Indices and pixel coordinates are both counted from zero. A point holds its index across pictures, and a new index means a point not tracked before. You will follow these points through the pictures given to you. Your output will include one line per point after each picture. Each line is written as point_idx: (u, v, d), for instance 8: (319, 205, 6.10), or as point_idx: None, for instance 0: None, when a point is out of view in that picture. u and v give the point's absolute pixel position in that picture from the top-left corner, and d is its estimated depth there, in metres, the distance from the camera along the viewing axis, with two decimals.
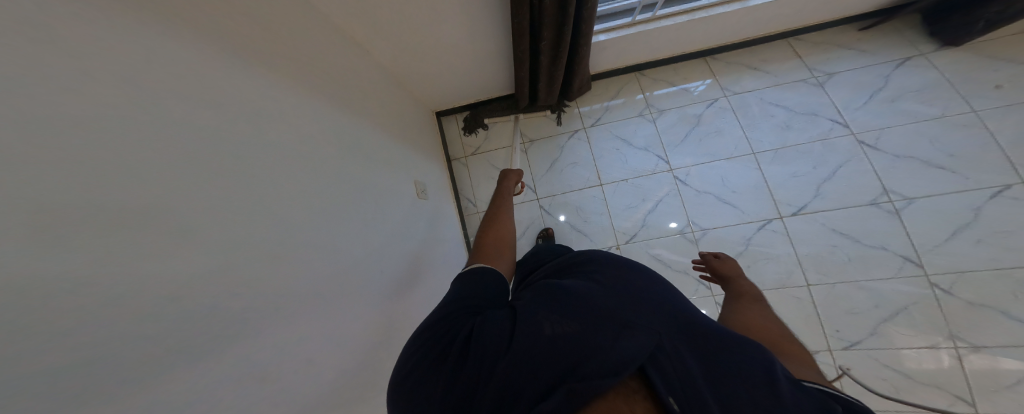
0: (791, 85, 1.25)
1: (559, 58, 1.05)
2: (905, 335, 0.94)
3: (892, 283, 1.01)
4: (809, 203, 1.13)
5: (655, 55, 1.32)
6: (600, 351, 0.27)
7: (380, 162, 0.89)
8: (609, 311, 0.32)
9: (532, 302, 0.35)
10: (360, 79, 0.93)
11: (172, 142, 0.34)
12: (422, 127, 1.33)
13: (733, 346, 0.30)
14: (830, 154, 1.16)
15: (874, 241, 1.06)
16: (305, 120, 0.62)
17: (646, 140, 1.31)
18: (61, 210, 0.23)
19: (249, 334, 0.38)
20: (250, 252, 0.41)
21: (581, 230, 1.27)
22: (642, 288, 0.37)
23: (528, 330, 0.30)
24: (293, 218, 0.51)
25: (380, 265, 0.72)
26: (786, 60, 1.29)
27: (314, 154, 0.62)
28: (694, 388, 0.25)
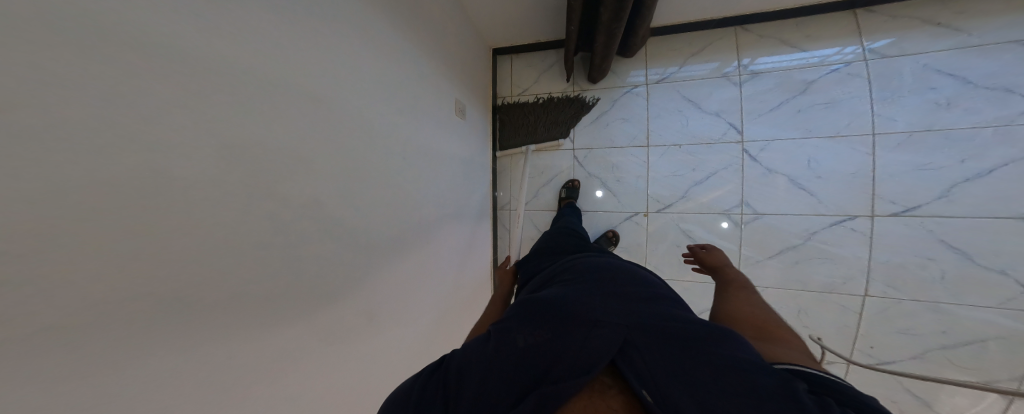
0: (990, 50, 0.86)
1: (622, 13, 0.85)
2: (955, 367, 0.87)
3: (985, 312, 0.86)
4: (924, 204, 0.91)
5: (776, 1, 0.99)
6: (572, 357, 0.41)
7: (444, 119, 0.96)
8: (575, 324, 0.46)
9: (512, 327, 0.48)
10: (433, 30, 0.92)
11: (306, 152, 0.45)
12: (477, 68, 1.27)
13: (677, 341, 0.41)
14: (997, 147, 0.85)
15: (992, 262, 0.86)
16: (397, 91, 0.70)
17: (721, 104, 1.09)
18: (254, 225, 0.36)
19: (366, 262, 0.56)
20: (364, 219, 0.57)
21: (611, 189, 1.25)
22: (602, 301, 0.51)
23: (513, 348, 0.43)
24: (387, 173, 0.64)
25: (437, 219, 0.87)
26: (1002, 13, 0.86)
27: (402, 119, 0.71)
28: (638, 378, 0.37)
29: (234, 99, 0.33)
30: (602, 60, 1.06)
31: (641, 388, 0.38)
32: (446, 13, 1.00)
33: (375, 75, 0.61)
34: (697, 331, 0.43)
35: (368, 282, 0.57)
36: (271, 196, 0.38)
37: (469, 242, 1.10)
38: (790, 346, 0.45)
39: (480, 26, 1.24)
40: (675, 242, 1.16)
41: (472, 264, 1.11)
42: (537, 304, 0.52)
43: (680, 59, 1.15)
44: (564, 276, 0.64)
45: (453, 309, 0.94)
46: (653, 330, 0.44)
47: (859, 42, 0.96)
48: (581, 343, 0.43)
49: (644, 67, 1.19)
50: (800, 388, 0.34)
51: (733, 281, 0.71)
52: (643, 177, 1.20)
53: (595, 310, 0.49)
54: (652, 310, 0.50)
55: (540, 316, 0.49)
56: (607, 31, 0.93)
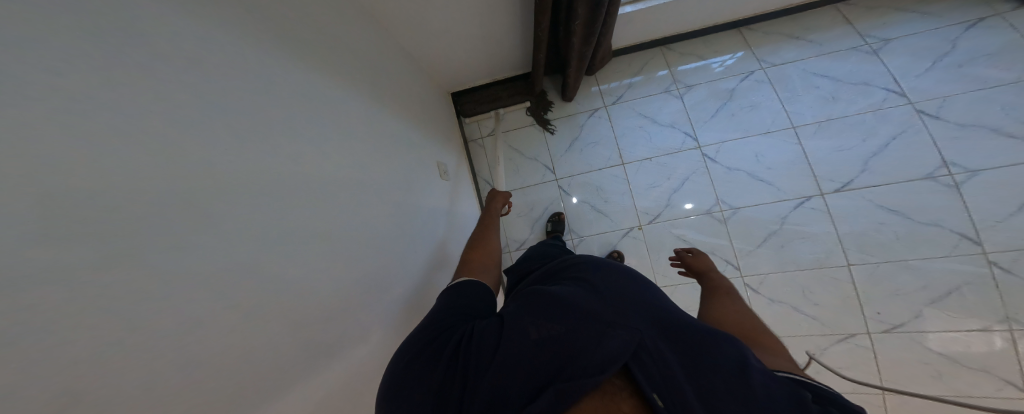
0: (840, 55, 1.17)
1: (592, 36, 1.02)
2: (953, 317, 0.91)
3: (944, 261, 0.95)
4: (855, 177, 1.06)
5: (683, 27, 1.26)
6: (585, 355, 0.33)
7: (404, 146, 0.92)
8: (595, 315, 0.39)
9: (521, 319, 0.41)
10: (387, 71, 0.96)
11: (231, 136, 0.37)
12: (441, 112, 1.33)
13: (706, 341, 0.36)
14: (882, 125, 1.08)
15: (927, 217, 0.99)
16: (338, 106, 0.66)
17: (672, 117, 1.26)
18: (147, 202, 0.26)
19: (301, 296, 0.43)
20: (303, 232, 0.45)
21: (600, 210, 1.26)
22: (623, 294, 0.45)
23: (516, 344, 0.37)
24: (334, 192, 0.55)
25: (407, 249, 0.76)
26: (833, 27, 1.21)
27: (350, 139, 0.66)
28: (676, 383, 0.30)
29: (98, 31, 0.25)
30: (575, 80, 1.23)
31: (652, 392, 0.30)
32: (400, 60, 1.07)
33: (314, 93, 0.59)
34: (721, 338, 0.36)
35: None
36: (167, 179, 0.28)
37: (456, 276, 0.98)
38: (775, 353, 0.42)
39: (439, 78, 1.36)
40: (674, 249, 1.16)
41: None
42: (544, 297, 0.44)
43: (625, 82, 1.34)
44: (574, 271, 0.55)
45: None
46: (670, 338, 0.37)
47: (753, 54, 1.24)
48: (594, 342, 0.35)
49: (599, 87, 1.36)
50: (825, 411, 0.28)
51: (718, 287, 0.68)
52: (627, 194, 1.25)
53: (613, 308, 0.41)
54: (668, 313, 0.42)
55: (552, 310, 0.41)
56: (579, 54, 1.10)
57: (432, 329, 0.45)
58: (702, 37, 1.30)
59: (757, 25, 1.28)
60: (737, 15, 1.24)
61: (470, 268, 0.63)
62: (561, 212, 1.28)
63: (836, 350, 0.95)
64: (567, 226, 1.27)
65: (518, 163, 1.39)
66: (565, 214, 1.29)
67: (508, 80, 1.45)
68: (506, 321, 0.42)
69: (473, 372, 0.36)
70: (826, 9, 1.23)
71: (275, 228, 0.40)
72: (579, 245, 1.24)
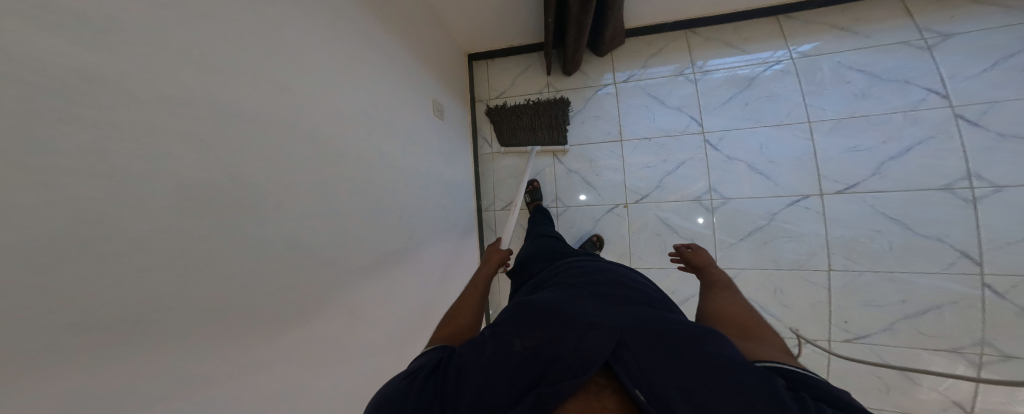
0: (886, 48, 1.03)
1: (589, 4, 0.95)
2: (925, 336, 0.89)
3: (932, 278, 0.91)
4: (863, 181, 0.99)
5: (714, 8, 1.14)
6: (568, 356, 0.36)
7: (411, 100, 0.93)
8: (574, 317, 0.42)
9: (504, 328, 0.43)
10: (404, 20, 0.94)
11: (262, 74, 0.41)
12: (451, 69, 1.31)
13: (676, 333, 0.39)
14: (909, 128, 0.98)
15: (930, 231, 0.92)
16: (357, 56, 0.67)
17: (682, 100, 1.18)
18: (191, 124, 0.31)
19: (313, 226, 0.48)
20: (314, 169, 0.49)
21: (590, 183, 1.26)
22: (602, 299, 0.48)
23: (507, 352, 0.38)
24: (344, 129, 0.58)
25: (408, 202, 0.80)
26: (886, 18, 1.05)
27: (368, 88, 0.69)
28: (648, 375, 0.33)
29: None
30: (575, 52, 1.16)
31: (633, 387, 0.33)
32: (420, 10, 1.03)
33: (331, 36, 0.59)
34: (692, 329, 0.39)
35: (313, 235, 0.48)
36: (207, 99, 0.32)
37: (444, 234, 1.03)
38: (765, 342, 0.44)
39: (453, 33, 1.31)
40: (655, 231, 1.16)
41: (449, 269, 1.03)
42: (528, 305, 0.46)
43: (641, 61, 1.25)
44: (560, 281, 0.58)
45: (427, 305, 0.85)
46: (644, 328, 0.40)
47: (786, 47, 1.12)
48: (575, 345, 0.37)
49: (613, 71, 1.28)
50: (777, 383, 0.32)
51: (713, 282, 0.67)
52: (620, 171, 1.23)
53: (595, 312, 0.43)
54: (650, 312, 0.45)
55: (536, 317, 0.43)
56: (577, 23, 1.03)
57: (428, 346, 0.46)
58: (731, 23, 1.18)
59: (801, 11, 1.13)
60: None
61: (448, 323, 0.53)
62: (538, 181, 1.30)
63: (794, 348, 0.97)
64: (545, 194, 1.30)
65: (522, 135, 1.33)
66: (551, 182, 1.30)
67: (523, 48, 1.40)
68: (494, 329, 0.43)
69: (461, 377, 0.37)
70: None
71: (291, 160, 0.45)
72: (563, 214, 1.27)
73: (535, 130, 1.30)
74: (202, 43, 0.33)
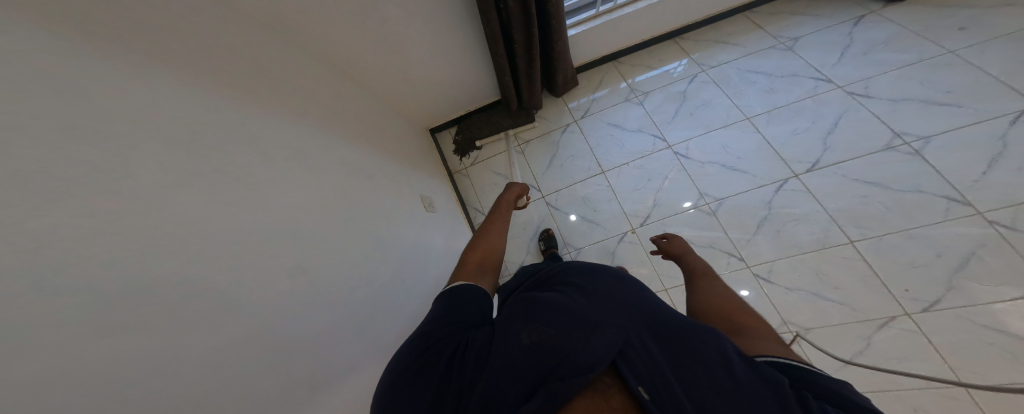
0: (763, 53, 1.30)
1: (534, 58, 1.13)
2: (987, 287, 0.79)
3: (943, 227, 0.89)
4: (820, 157, 1.06)
5: (627, 41, 1.36)
6: (569, 354, 0.25)
7: (344, 167, 0.87)
8: (585, 311, 0.30)
9: (506, 321, 0.31)
10: (329, 96, 0.97)
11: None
12: (409, 138, 1.34)
13: (701, 332, 0.28)
14: (824, 108, 1.13)
15: (906, 185, 0.96)
16: (240, 108, 0.61)
17: (638, 122, 1.27)
18: None
19: (92, 292, 0.28)
20: (105, 207, 0.33)
21: (592, 220, 1.18)
22: (620, 290, 0.37)
23: (501, 348, 0.27)
24: (202, 173, 0.47)
25: (326, 275, 0.62)
26: (748, 32, 1.37)
27: (251, 140, 0.61)
28: (667, 383, 0.23)
29: None
30: (531, 97, 1.32)
31: (634, 383, 0.23)
32: (351, 92, 1.09)
33: (192, 102, 0.52)
34: (703, 329, 0.28)
35: (99, 301, 0.29)
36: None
37: (405, 295, 0.82)
38: (757, 335, 0.33)
39: (406, 111, 1.39)
40: None
41: None
42: (535, 296, 0.33)
43: (590, 89, 1.39)
44: (569, 272, 0.44)
45: None
46: (663, 327, 0.30)
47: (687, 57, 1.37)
48: (582, 340, 0.26)
49: (565, 103, 1.42)
50: (835, 411, 0.21)
51: (694, 271, 0.55)
52: (614, 200, 1.18)
53: (603, 303, 0.32)
54: (666, 309, 0.34)
55: (533, 306, 0.32)
56: (528, 75, 1.21)
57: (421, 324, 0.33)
58: (650, 47, 1.40)
59: (688, 35, 1.42)
60: (667, 28, 1.37)
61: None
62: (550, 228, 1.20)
63: (879, 339, 0.79)
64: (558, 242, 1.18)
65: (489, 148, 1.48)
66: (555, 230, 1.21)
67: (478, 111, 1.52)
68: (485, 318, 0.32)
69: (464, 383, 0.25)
70: (739, 15, 1.41)
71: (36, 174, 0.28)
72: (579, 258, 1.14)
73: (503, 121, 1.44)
74: None
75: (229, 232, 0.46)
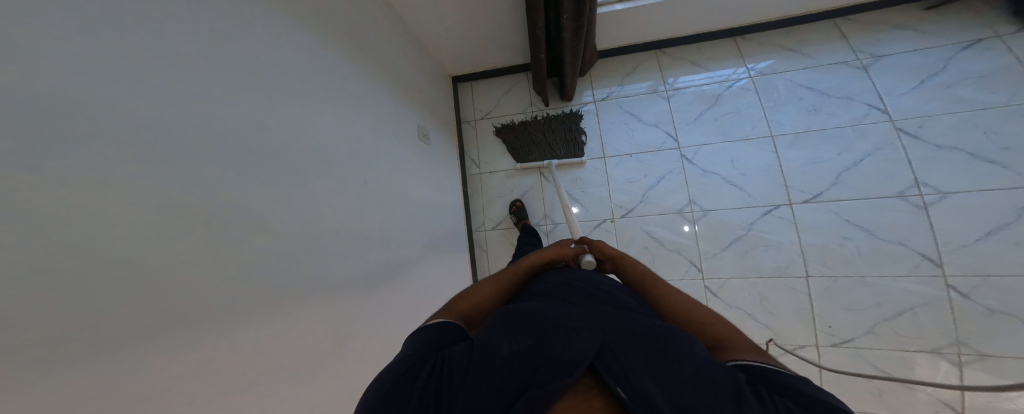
0: (829, 67, 1.16)
1: (581, 30, 1.07)
2: (904, 336, 0.92)
3: (903, 282, 0.95)
4: (825, 191, 1.06)
5: (681, 31, 1.25)
6: (554, 358, 0.33)
7: (396, 124, 0.98)
8: (562, 322, 0.39)
9: (490, 332, 0.38)
10: (389, 42, 1.01)
11: (223, 82, 0.42)
12: (437, 89, 1.36)
13: (660, 330, 0.37)
14: (859, 141, 1.08)
15: (892, 236, 0.99)
16: (332, 65, 0.71)
17: (658, 117, 1.28)
18: (144, 131, 0.31)
19: (274, 234, 0.47)
20: (277, 175, 0.49)
21: (576, 199, 1.29)
22: (590, 305, 0.46)
23: (484, 356, 0.34)
24: (317, 134, 0.61)
25: (383, 219, 0.79)
26: (826, 39, 1.19)
27: (343, 101, 0.72)
28: (633, 375, 0.31)
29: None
30: (572, 78, 1.25)
31: (614, 384, 0.31)
32: (402, 36, 1.11)
33: (307, 69, 0.62)
34: (671, 330, 0.37)
35: (281, 233, 0.48)
36: (128, 56, 0.31)
37: (430, 245, 1.04)
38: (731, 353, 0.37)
39: (443, 55, 1.38)
40: (643, 246, 1.17)
41: (433, 284, 1.01)
42: (517, 311, 0.42)
43: (618, 79, 1.34)
44: (546, 288, 0.54)
45: (410, 322, 0.82)
46: (629, 329, 0.38)
47: (744, 62, 1.24)
48: (561, 345, 0.35)
49: (591, 88, 1.38)
50: (765, 393, 0.28)
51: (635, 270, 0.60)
52: (605, 186, 1.27)
53: (576, 315, 0.42)
54: (633, 314, 0.43)
55: (524, 321, 0.40)
56: (572, 49, 1.14)
57: (406, 353, 0.38)
58: (697, 43, 1.29)
59: (754, 34, 1.25)
60: (733, 21, 1.22)
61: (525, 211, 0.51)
62: (519, 200, 1.37)
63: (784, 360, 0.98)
64: (533, 213, 1.36)
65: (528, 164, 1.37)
66: (540, 200, 1.36)
67: (505, 69, 1.49)
68: (485, 330, 0.39)
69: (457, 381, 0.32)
70: (824, 20, 1.20)
71: (246, 161, 0.43)
72: (552, 231, 1.33)
73: (551, 147, 1.34)
74: (156, 52, 0.34)
75: (327, 187, 0.61)
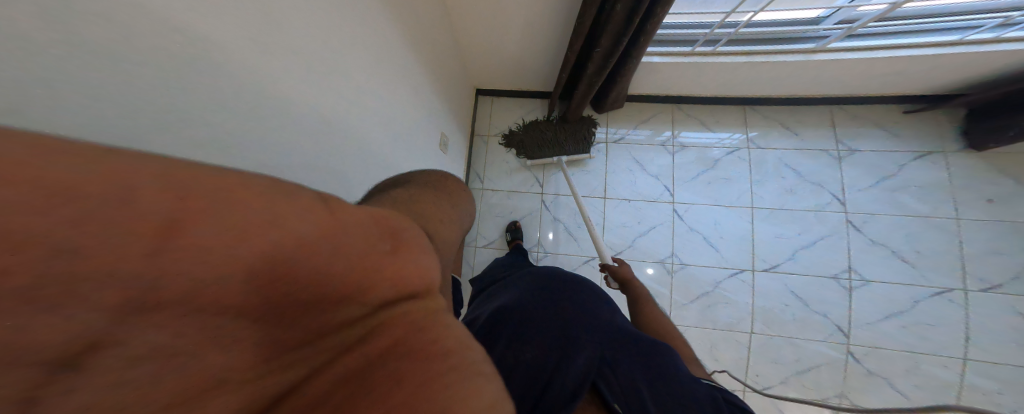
0: (813, 153, 1.28)
1: (606, 69, 1.07)
2: (807, 389, 1.17)
3: (817, 345, 1.19)
4: (781, 263, 1.24)
5: (698, 91, 1.30)
6: (567, 373, 0.49)
7: (410, 156, 0.93)
8: (573, 340, 0.54)
9: (523, 341, 0.55)
10: (424, 66, 0.94)
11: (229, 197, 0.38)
12: (462, 101, 1.31)
13: (646, 354, 0.53)
14: (818, 225, 1.24)
15: (819, 308, 1.20)
16: (362, 119, 0.66)
17: (660, 169, 1.34)
18: None
19: None
20: None
21: (571, 233, 1.37)
22: (592, 315, 0.60)
23: (524, 363, 0.51)
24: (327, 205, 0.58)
25: None
26: (819, 126, 1.30)
27: (362, 155, 0.68)
28: (622, 392, 0.47)
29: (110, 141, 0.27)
30: (579, 106, 1.26)
31: (612, 400, 0.46)
32: (438, 51, 1.04)
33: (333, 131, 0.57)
34: (654, 351, 0.53)
35: None
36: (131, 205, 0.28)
37: None
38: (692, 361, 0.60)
39: (469, 64, 1.32)
40: None
41: None
42: (539, 321, 0.57)
43: (631, 124, 1.38)
44: (557, 290, 0.67)
45: None
46: (623, 346, 0.54)
47: (745, 131, 1.32)
48: (571, 361, 0.50)
49: (606, 126, 1.40)
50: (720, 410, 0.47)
51: (655, 319, 0.71)
52: (601, 225, 1.34)
53: (582, 328, 0.56)
54: (625, 330, 0.58)
55: (544, 334, 0.55)
56: (590, 82, 1.15)
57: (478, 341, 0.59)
58: (709, 106, 1.35)
59: (760, 106, 1.33)
60: (745, 93, 1.28)
61: (51, 287, 0.10)
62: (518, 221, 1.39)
63: None
64: (528, 237, 1.38)
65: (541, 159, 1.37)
66: (536, 226, 1.38)
67: (528, 93, 1.46)
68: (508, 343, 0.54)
69: (511, 372, 0.51)
70: (823, 105, 1.30)
71: None
72: (542, 259, 1.35)
73: (561, 145, 1.33)
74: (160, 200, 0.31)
75: None
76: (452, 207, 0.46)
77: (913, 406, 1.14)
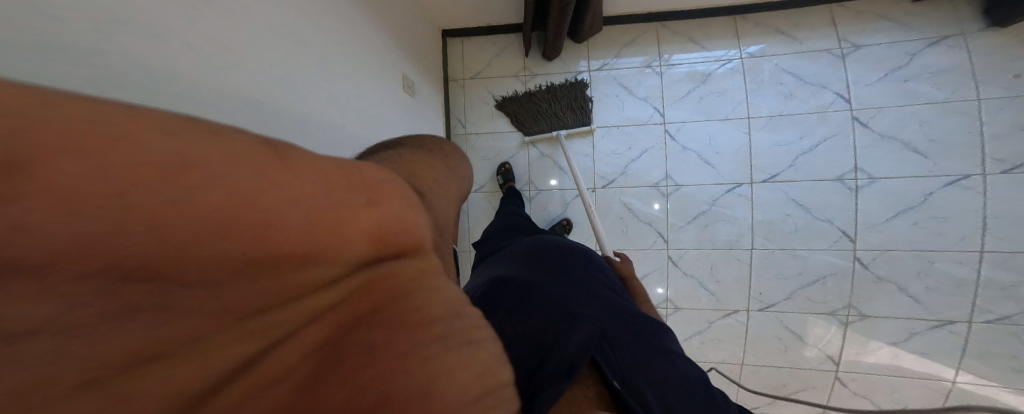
0: (813, 54, 1.18)
1: None
2: (812, 299, 1.14)
3: (823, 255, 1.14)
4: (781, 172, 1.18)
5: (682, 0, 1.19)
6: (566, 346, 0.45)
7: (373, 90, 0.89)
8: (575, 312, 0.50)
9: (522, 308, 0.51)
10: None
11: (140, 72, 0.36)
12: (422, 40, 1.23)
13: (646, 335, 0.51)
14: (820, 126, 1.16)
15: (823, 214, 1.15)
16: (300, 31, 0.62)
17: (648, 91, 1.26)
18: None
19: None
20: None
21: (563, 167, 1.32)
22: (594, 290, 0.57)
23: (522, 331, 0.48)
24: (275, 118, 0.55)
25: None
26: (818, 26, 1.19)
27: (309, 73, 0.64)
28: (621, 371, 0.45)
29: None
30: (557, 37, 1.17)
31: (613, 379, 0.44)
32: None
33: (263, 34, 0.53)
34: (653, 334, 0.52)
35: None
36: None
37: None
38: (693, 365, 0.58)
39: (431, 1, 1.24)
40: (618, 215, 1.25)
41: None
42: (539, 290, 0.54)
43: (614, 51, 1.29)
44: (559, 258, 0.63)
45: None
46: (625, 323, 0.51)
47: (738, 46, 1.22)
48: (570, 333, 0.47)
49: (586, 57, 1.30)
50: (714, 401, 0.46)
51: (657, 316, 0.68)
52: (591, 156, 1.28)
53: (585, 302, 0.53)
54: (626, 308, 0.55)
55: (545, 302, 0.52)
56: (560, 7, 1.05)
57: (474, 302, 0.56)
58: (696, 18, 1.24)
59: (752, 14, 1.22)
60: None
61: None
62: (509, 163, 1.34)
63: (720, 323, 1.19)
64: (517, 176, 1.34)
65: (541, 135, 1.31)
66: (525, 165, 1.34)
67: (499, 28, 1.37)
68: (507, 311, 0.51)
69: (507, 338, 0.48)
70: (820, 8, 1.20)
71: None
72: (535, 197, 1.32)
73: (558, 115, 1.27)
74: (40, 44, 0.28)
75: None
76: (449, 168, 0.42)
77: (927, 307, 1.10)
